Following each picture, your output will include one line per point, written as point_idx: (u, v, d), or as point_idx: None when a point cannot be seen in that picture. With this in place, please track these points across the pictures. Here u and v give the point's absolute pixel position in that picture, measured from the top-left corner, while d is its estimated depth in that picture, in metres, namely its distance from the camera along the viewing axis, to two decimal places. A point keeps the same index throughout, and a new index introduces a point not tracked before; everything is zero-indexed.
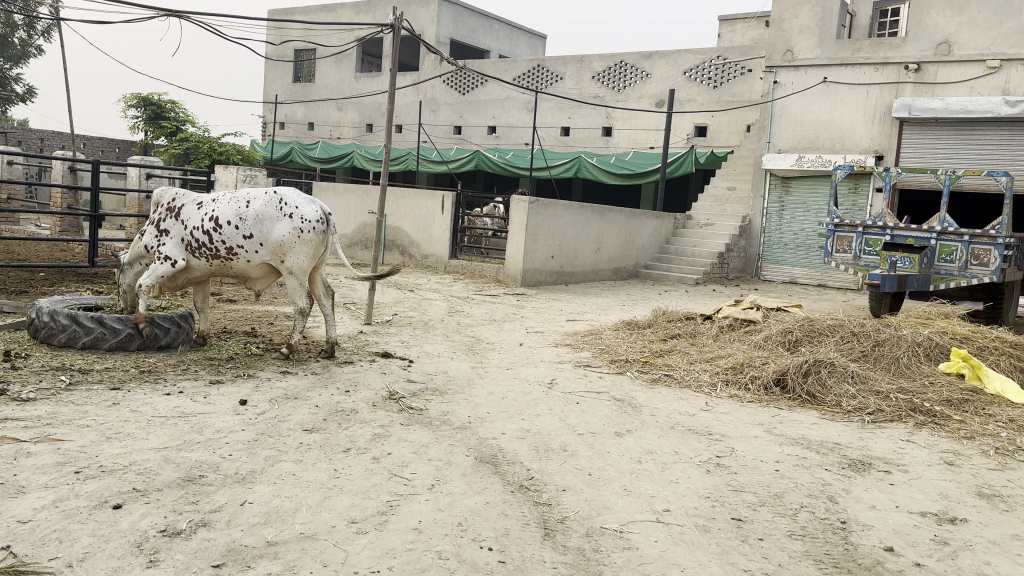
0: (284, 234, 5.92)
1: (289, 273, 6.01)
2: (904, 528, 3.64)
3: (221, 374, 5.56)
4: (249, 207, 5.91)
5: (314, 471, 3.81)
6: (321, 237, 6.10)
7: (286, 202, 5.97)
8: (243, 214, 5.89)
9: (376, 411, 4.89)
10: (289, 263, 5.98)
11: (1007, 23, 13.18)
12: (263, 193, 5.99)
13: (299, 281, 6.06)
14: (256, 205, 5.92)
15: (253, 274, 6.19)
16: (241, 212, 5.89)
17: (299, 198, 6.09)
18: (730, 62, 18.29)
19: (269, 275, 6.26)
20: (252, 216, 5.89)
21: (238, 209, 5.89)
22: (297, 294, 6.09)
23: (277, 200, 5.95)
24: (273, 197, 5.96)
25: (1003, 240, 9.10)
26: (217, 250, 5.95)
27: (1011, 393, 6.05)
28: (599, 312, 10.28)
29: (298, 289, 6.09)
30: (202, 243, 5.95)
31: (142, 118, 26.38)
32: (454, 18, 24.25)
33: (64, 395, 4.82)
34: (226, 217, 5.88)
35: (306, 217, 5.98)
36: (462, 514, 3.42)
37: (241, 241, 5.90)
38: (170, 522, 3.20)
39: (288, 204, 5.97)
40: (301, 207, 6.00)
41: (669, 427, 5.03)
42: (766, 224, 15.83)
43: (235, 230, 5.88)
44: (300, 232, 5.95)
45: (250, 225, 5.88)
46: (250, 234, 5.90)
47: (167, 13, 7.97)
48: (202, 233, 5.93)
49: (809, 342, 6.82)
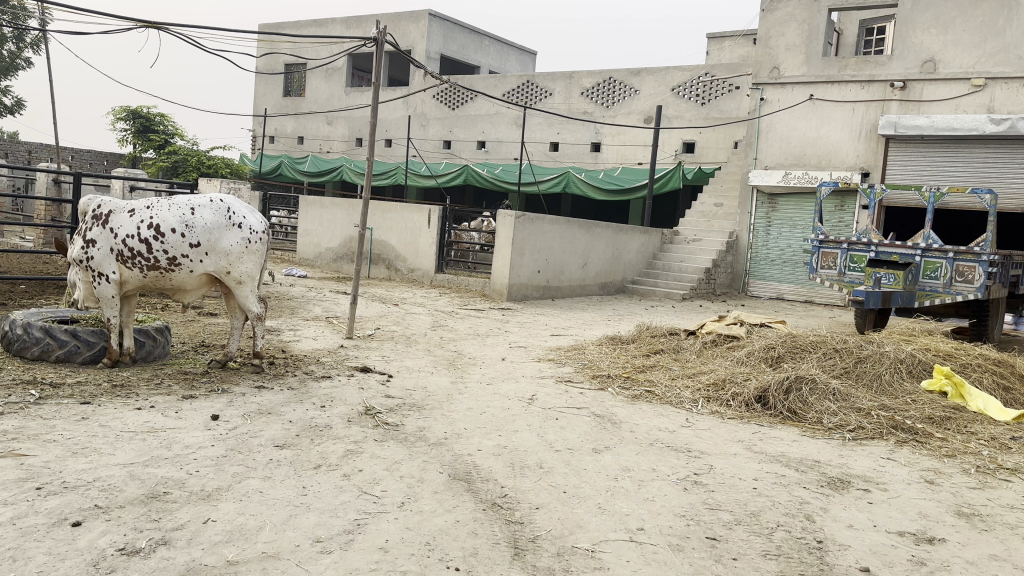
0: (234, 243, 5.91)
1: (238, 282, 5.99)
2: (882, 548, 3.59)
3: (194, 389, 5.47)
4: (196, 214, 5.83)
5: (282, 488, 3.73)
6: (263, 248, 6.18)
7: (234, 211, 5.97)
8: (190, 222, 5.80)
9: (350, 427, 4.81)
10: (237, 273, 5.96)
11: (990, 42, 13.30)
12: (209, 201, 5.94)
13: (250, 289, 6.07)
14: (204, 212, 5.85)
15: (190, 287, 6.06)
16: (186, 220, 5.79)
17: (244, 208, 6.10)
18: (717, 80, 18.38)
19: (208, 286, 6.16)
20: (199, 224, 5.81)
21: (183, 217, 5.79)
22: (247, 303, 6.07)
23: (225, 209, 5.94)
24: (220, 205, 5.94)
25: (987, 257, 9.09)
26: (156, 260, 5.78)
27: (994, 410, 6.02)
28: (584, 327, 10.24)
29: (252, 299, 6.09)
30: (137, 252, 5.75)
31: (130, 131, 26.32)
32: (444, 34, 24.32)
33: (32, 409, 4.72)
34: (169, 224, 5.75)
35: (253, 229, 6.03)
36: (431, 533, 3.35)
37: (185, 250, 5.79)
38: (129, 540, 3.12)
39: (236, 213, 5.97)
40: (249, 217, 6.03)
41: (647, 443, 4.98)
42: (752, 240, 15.86)
43: (180, 239, 5.77)
44: (249, 242, 5.97)
45: (197, 233, 5.79)
46: (196, 242, 5.80)
47: (147, 24, 7.91)
48: (140, 241, 5.75)
49: (791, 358, 6.80)
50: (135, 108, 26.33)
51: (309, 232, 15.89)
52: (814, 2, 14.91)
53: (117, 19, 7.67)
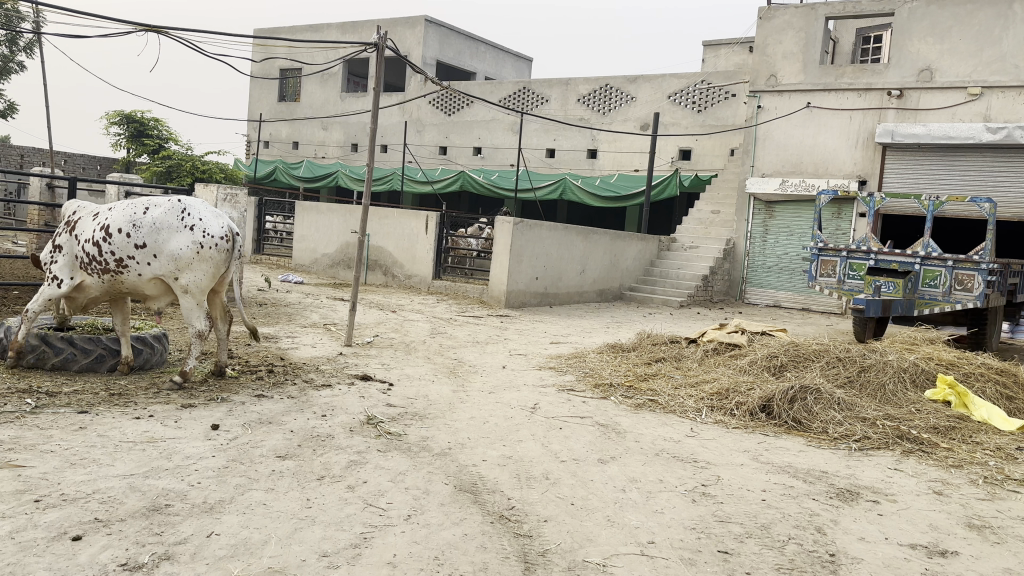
0: (182, 246, 5.60)
1: (183, 291, 5.67)
2: (895, 561, 3.54)
3: (193, 398, 5.39)
4: (147, 214, 5.63)
5: (286, 499, 3.67)
6: (223, 255, 5.81)
7: (189, 212, 5.69)
8: (138, 222, 5.60)
9: (353, 437, 4.75)
10: (186, 280, 5.65)
11: (987, 50, 13.35)
12: (166, 202, 5.72)
13: (197, 301, 5.73)
14: (155, 212, 5.64)
15: (151, 293, 5.81)
16: (135, 219, 5.60)
17: (205, 210, 5.81)
18: (714, 87, 18.41)
19: (167, 295, 5.88)
20: (148, 224, 5.60)
21: (133, 216, 5.61)
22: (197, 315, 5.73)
23: (179, 209, 5.68)
24: (175, 205, 5.69)
25: (987, 265, 9.08)
26: (106, 263, 5.62)
27: (998, 420, 5.99)
28: (584, 334, 10.18)
29: (195, 317, 5.74)
30: (91, 256, 5.65)
31: (124, 135, 26.19)
32: (440, 40, 24.31)
33: (28, 418, 4.63)
34: (118, 224, 5.59)
35: (208, 232, 5.69)
36: (439, 546, 3.29)
37: (131, 251, 5.57)
38: (131, 555, 3.04)
39: (190, 215, 5.69)
40: (205, 220, 5.72)
41: (654, 453, 4.93)
42: (749, 247, 15.85)
43: (126, 239, 5.56)
44: (200, 247, 5.64)
45: (144, 233, 5.57)
46: (142, 243, 5.57)
47: (145, 28, 7.85)
48: (92, 243, 5.64)
49: (794, 367, 6.77)
50: (130, 112, 26.22)
51: (306, 237, 15.82)
52: (811, 10, 14.94)
53: (115, 22, 7.60)
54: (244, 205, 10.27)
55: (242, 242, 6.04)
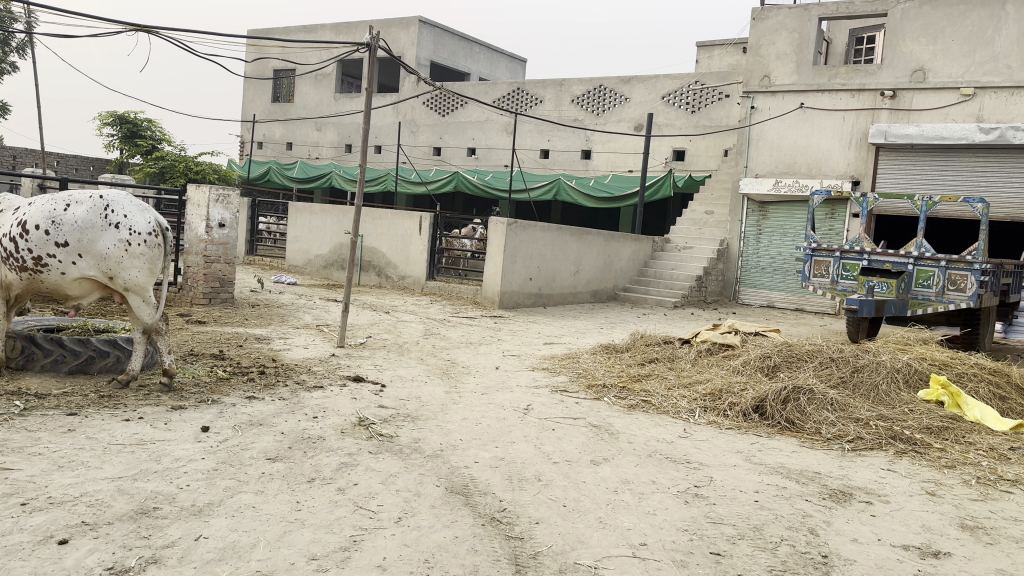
0: (109, 244, 5.39)
1: (124, 289, 5.49)
2: (888, 563, 3.53)
3: (183, 400, 5.35)
4: (67, 211, 5.36)
5: (275, 502, 3.64)
6: (155, 251, 5.61)
7: (114, 208, 5.44)
8: (58, 219, 5.33)
9: (344, 439, 4.72)
10: (118, 279, 5.46)
11: (979, 51, 13.37)
12: (88, 197, 5.45)
13: (143, 297, 5.54)
14: (77, 210, 5.37)
15: (75, 293, 5.58)
16: (54, 216, 5.33)
17: (131, 205, 5.56)
18: (708, 88, 18.42)
19: (96, 294, 5.65)
20: (69, 222, 5.34)
21: (52, 213, 5.34)
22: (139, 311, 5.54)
23: (103, 206, 5.42)
24: (98, 201, 5.43)
25: (980, 265, 9.09)
26: (23, 260, 5.38)
27: (991, 420, 6.00)
28: (577, 335, 10.16)
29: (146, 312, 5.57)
30: (7, 251, 5.41)
31: (117, 136, 26.08)
32: (434, 40, 24.28)
33: (17, 421, 4.60)
34: (35, 221, 5.33)
35: (136, 229, 5.48)
36: (430, 549, 3.26)
37: (52, 250, 5.34)
38: (118, 558, 3.01)
39: (115, 211, 5.44)
40: (131, 216, 5.49)
41: (646, 455, 4.91)
42: (743, 248, 15.87)
43: (45, 236, 5.32)
44: (128, 245, 5.43)
45: (65, 232, 5.32)
46: (64, 242, 5.33)
47: (135, 28, 7.81)
48: (9, 239, 5.41)
49: (787, 367, 6.77)
50: (123, 113, 26.12)
51: (299, 238, 15.78)
52: (805, 10, 14.97)
53: (105, 22, 7.56)
54: (237, 206, 10.22)
55: (173, 235, 5.81)
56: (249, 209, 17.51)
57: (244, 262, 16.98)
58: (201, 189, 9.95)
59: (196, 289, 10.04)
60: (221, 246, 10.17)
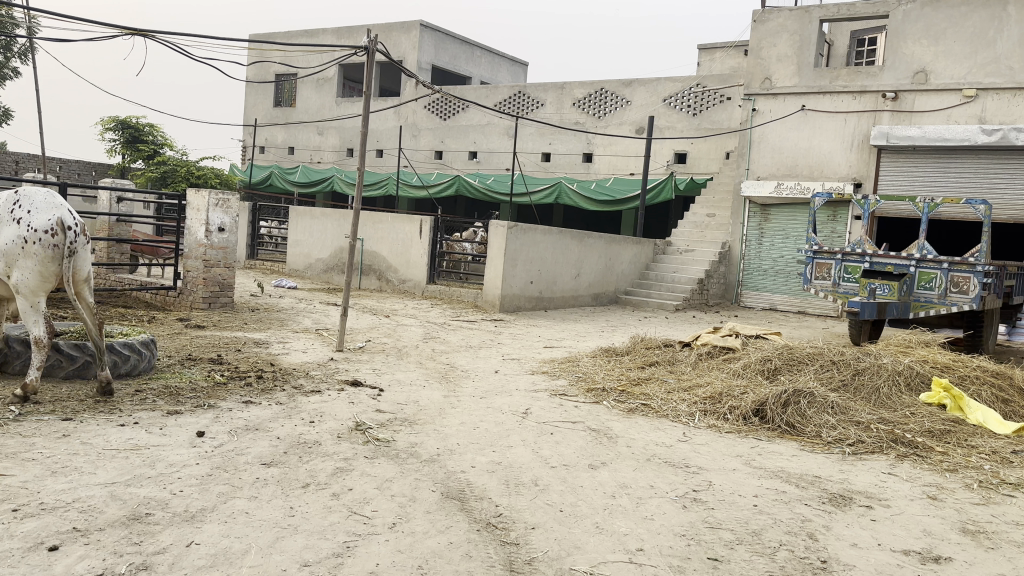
0: (9, 242, 5.17)
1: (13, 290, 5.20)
2: (888, 568, 3.48)
3: (180, 405, 5.32)
4: None
5: (268, 508, 3.61)
6: (58, 251, 5.25)
7: (20, 204, 5.23)
8: None
9: (340, 443, 4.69)
10: (13, 279, 5.18)
11: (981, 52, 13.33)
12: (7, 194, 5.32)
13: (31, 301, 5.23)
14: None
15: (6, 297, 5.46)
16: None
17: (41, 201, 5.29)
18: (709, 90, 18.40)
19: None
20: None
21: None
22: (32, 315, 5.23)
23: (12, 202, 5.24)
24: (10, 198, 5.27)
25: (983, 267, 9.04)
26: None
27: (994, 423, 5.95)
28: (578, 338, 10.12)
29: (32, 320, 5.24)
30: None
31: (119, 141, 26.13)
32: (436, 45, 24.28)
33: (12, 426, 4.57)
34: None
35: (34, 225, 5.18)
36: (423, 555, 3.23)
37: None
38: (108, 565, 2.98)
39: (21, 207, 5.22)
40: (33, 212, 5.21)
41: (645, 459, 4.87)
42: (745, 250, 15.82)
43: None
44: (24, 242, 5.16)
45: None
46: None
47: (133, 32, 7.80)
48: None
49: (788, 370, 6.73)
50: (125, 118, 26.16)
51: (300, 242, 15.77)
52: (805, 13, 14.95)
53: (102, 26, 7.56)
54: (237, 210, 10.20)
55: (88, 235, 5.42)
56: (250, 214, 17.51)
57: (245, 266, 16.97)
58: (201, 193, 9.94)
59: (196, 293, 10.02)
60: (220, 250, 10.14)
